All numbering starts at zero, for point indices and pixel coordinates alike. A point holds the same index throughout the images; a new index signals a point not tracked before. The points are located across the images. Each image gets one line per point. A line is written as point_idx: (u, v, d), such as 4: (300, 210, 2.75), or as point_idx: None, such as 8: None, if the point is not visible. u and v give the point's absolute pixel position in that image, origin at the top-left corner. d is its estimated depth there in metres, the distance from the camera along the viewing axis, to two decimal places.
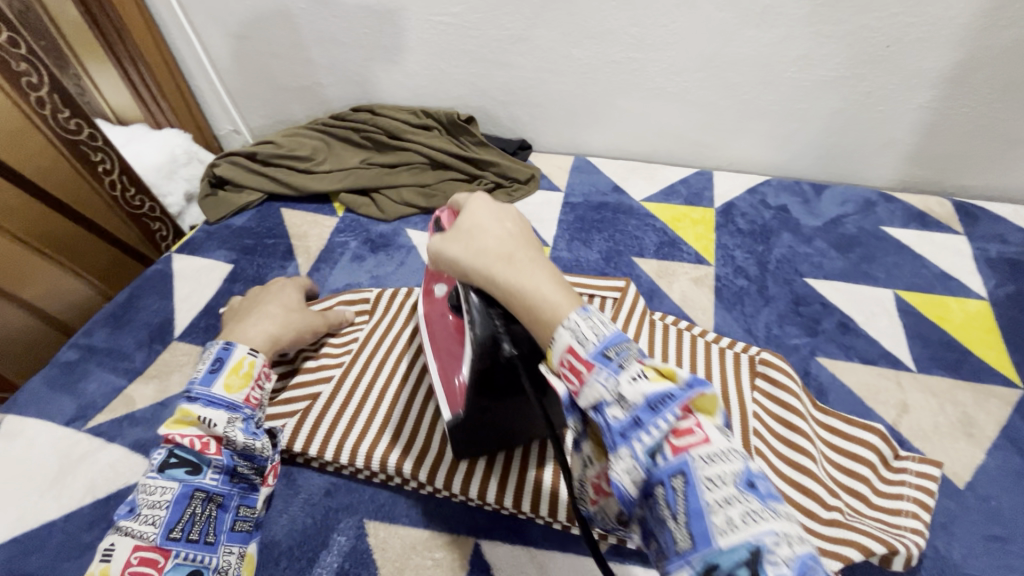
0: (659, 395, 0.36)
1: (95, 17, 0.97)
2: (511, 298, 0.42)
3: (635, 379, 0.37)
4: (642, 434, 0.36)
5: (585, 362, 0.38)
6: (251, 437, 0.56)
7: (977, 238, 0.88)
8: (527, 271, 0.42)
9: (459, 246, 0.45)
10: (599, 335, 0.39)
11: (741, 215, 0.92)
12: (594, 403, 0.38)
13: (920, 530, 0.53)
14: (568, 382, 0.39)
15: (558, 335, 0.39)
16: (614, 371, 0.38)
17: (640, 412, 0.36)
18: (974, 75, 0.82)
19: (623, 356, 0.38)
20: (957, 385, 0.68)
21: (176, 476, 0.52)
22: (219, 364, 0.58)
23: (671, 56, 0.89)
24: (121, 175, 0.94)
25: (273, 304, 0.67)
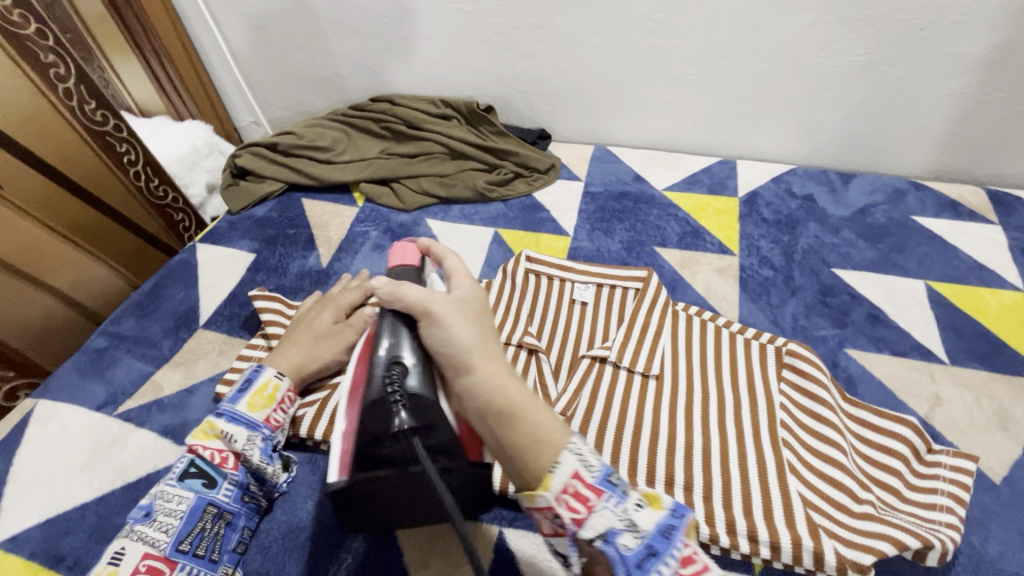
0: (662, 522, 0.42)
1: (121, 11, 0.98)
2: (510, 412, 0.44)
3: (640, 507, 0.42)
4: (658, 563, 0.40)
5: (593, 489, 0.42)
6: (266, 459, 0.56)
7: (1012, 228, 0.85)
8: (530, 395, 0.46)
9: (471, 334, 0.47)
10: (598, 463, 0.43)
11: (766, 205, 0.90)
12: (602, 533, 0.41)
13: (955, 525, 0.52)
14: (568, 512, 0.41)
15: (564, 459, 0.42)
16: (620, 498, 0.42)
17: (652, 539, 0.41)
18: (1013, 59, 0.79)
19: (623, 483, 0.43)
20: (992, 378, 0.66)
21: (193, 487, 0.53)
22: (247, 384, 0.58)
23: (695, 43, 0.87)
24: (145, 166, 0.96)
25: (301, 332, 0.66)
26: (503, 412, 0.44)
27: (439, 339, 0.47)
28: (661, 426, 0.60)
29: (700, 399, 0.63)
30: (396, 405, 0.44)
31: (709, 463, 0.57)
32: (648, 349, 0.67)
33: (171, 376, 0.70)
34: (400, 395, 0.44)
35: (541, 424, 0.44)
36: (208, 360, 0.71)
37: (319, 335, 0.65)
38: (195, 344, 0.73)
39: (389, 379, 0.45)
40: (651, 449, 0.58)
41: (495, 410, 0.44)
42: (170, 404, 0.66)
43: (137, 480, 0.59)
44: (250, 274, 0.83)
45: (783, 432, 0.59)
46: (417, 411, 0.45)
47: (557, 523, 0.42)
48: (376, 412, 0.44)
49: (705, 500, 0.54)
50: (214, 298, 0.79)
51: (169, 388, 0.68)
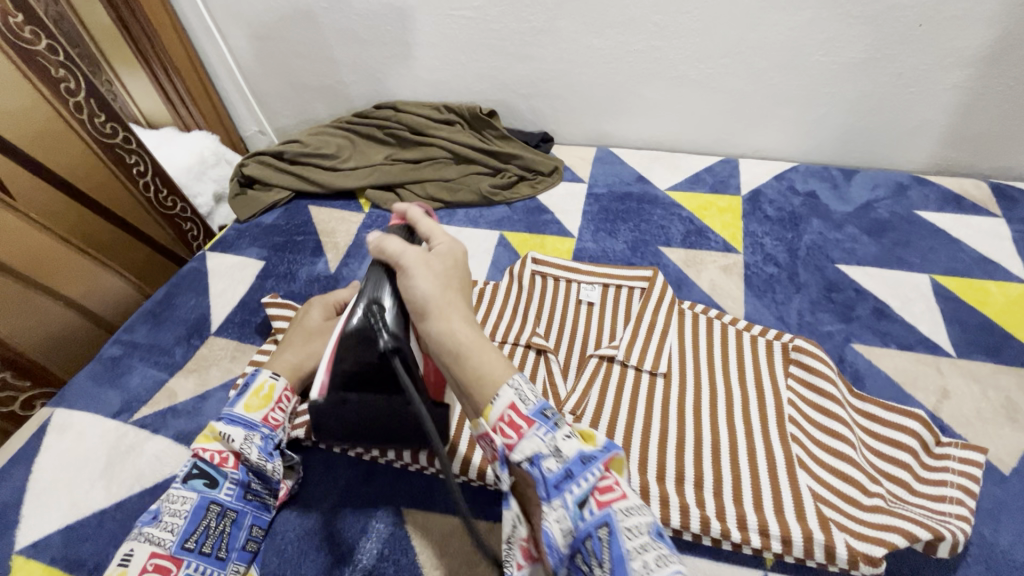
0: (587, 452, 0.43)
1: (128, 27, 1.00)
2: (459, 357, 0.45)
3: (568, 437, 0.43)
4: (573, 486, 0.42)
5: (525, 419, 0.43)
6: (265, 456, 0.56)
7: (1016, 220, 0.86)
8: (482, 340, 0.46)
9: (434, 285, 0.47)
10: (537, 397, 0.44)
11: (768, 202, 0.91)
12: (530, 457, 0.43)
13: (966, 516, 0.52)
14: (503, 437, 0.43)
15: (502, 393, 0.43)
16: (551, 429, 0.44)
17: (572, 465, 0.42)
18: (1012, 52, 0.80)
19: (557, 417, 0.44)
20: (999, 369, 0.67)
21: (195, 488, 0.53)
22: (244, 387, 0.59)
23: (695, 43, 0.88)
24: (154, 177, 0.97)
25: (296, 332, 0.66)
26: (453, 356, 0.45)
27: (407, 287, 0.46)
28: (671, 423, 0.61)
29: (708, 396, 0.64)
30: (380, 334, 0.44)
31: (719, 459, 0.57)
32: (655, 347, 0.68)
33: (185, 383, 0.71)
34: (382, 327, 0.44)
35: (486, 363, 0.45)
36: (221, 366, 0.72)
37: (311, 333, 0.65)
38: (207, 350, 0.74)
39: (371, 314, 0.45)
40: (661, 446, 0.59)
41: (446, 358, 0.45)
42: (184, 410, 0.67)
43: (154, 485, 0.60)
44: (259, 281, 0.84)
45: (790, 428, 0.60)
46: (397, 338, 0.45)
47: (492, 448, 0.45)
48: (358, 341, 0.45)
49: (716, 495, 0.55)
50: (224, 305, 0.81)
51: (183, 394, 0.69)
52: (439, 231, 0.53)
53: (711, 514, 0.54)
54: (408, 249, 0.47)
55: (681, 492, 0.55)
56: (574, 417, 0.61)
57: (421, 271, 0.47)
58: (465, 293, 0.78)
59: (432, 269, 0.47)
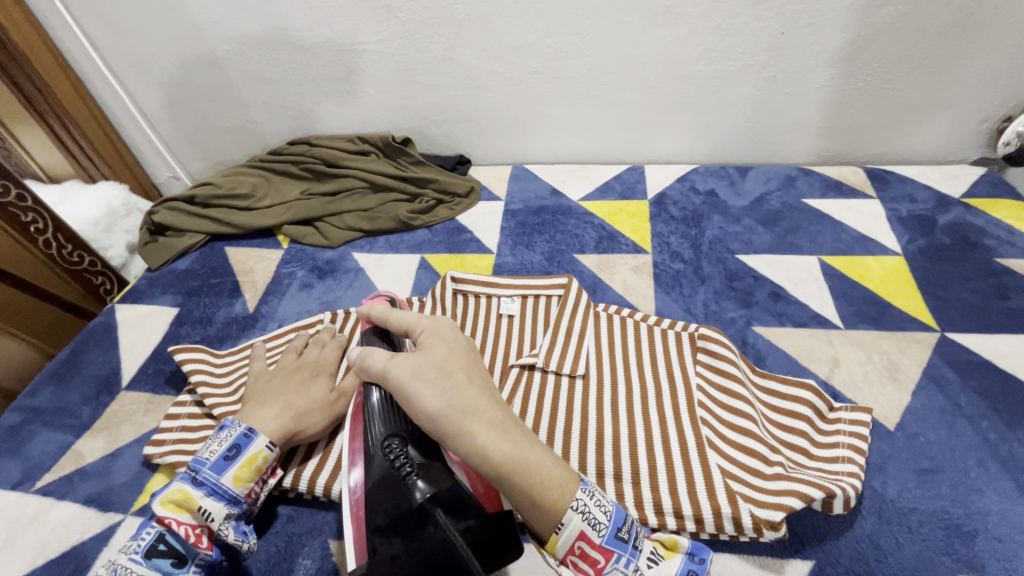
0: (681, 572, 0.46)
1: (17, 81, 0.95)
2: (502, 474, 0.43)
3: (653, 562, 0.45)
4: None
5: (600, 549, 0.44)
6: (241, 536, 0.54)
7: (889, 199, 0.95)
8: (523, 450, 0.44)
9: (439, 398, 0.45)
10: (607, 515, 0.45)
11: (673, 204, 0.97)
12: None
13: (855, 473, 0.57)
14: (577, 568, 0.45)
15: (570, 521, 0.43)
16: (631, 555, 0.45)
17: None
18: (864, 52, 0.89)
19: (631, 537, 0.45)
20: (881, 335, 0.73)
21: (160, 567, 0.49)
22: (235, 452, 0.54)
23: (588, 62, 0.94)
24: (56, 233, 0.93)
25: (295, 396, 0.61)
26: (496, 475, 0.43)
27: (415, 403, 0.45)
28: (590, 422, 0.63)
29: (624, 391, 0.67)
30: (411, 480, 0.45)
31: (636, 450, 0.60)
32: (573, 350, 0.70)
33: (94, 443, 0.67)
34: (410, 469, 0.46)
35: (542, 475, 0.44)
36: (133, 422, 0.69)
37: (317, 404, 0.61)
38: (118, 407, 0.71)
39: (391, 454, 0.47)
40: (582, 445, 0.61)
41: (488, 477, 0.43)
42: (93, 471, 0.64)
43: (59, 555, 0.56)
44: (174, 328, 0.82)
45: (701, 412, 0.63)
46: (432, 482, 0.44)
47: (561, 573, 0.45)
48: (390, 494, 0.45)
49: (634, 485, 0.57)
50: (136, 357, 0.78)
51: (92, 455, 0.66)
52: (433, 334, 0.51)
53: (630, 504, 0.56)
54: (403, 369, 0.47)
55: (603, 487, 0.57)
56: None
57: (420, 383, 0.46)
58: None
59: (427, 374, 0.46)
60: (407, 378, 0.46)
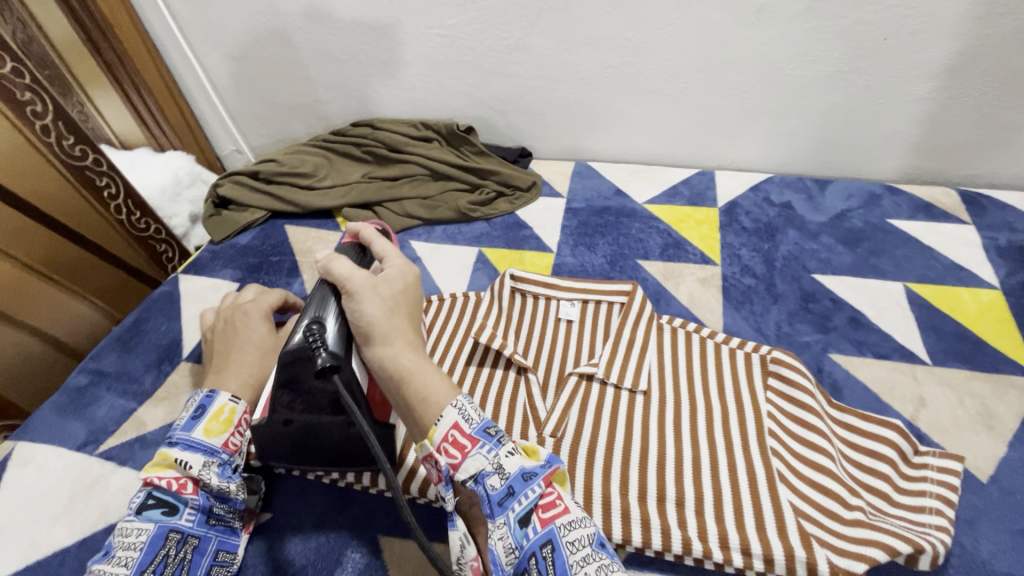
0: (529, 469, 0.45)
1: (99, 47, 0.99)
2: (403, 378, 0.50)
3: (510, 455, 0.46)
4: (515, 503, 0.44)
5: (468, 438, 0.46)
6: (225, 480, 0.53)
7: (985, 226, 0.87)
8: (424, 364, 0.51)
9: (379, 311, 0.52)
10: (479, 417, 0.48)
11: (744, 214, 0.92)
12: (473, 474, 0.46)
13: (945, 527, 0.52)
14: (448, 457, 0.47)
15: (446, 413, 0.47)
16: (493, 446, 0.47)
17: (513, 482, 0.45)
18: (975, 64, 0.82)
19: (500, 435, 0.47)
20: (973, 376, 0.67)
21: (152, 518, 0.50)
22: (201, 410, 0.55)
23: (668, 59, 0.89)
24: (126, 200, 0.95)
25: (243, 351, 0.62)
26: (397, 378, 0.50)
27: (352, 312, 0.52)
28: (650, 444, 0.60)
29: (688, 412, 0.63)
30: (318, 352, 0.48)
31: (700, 476, 0.57)
32: (635, 363, 0.67)
33: (154, 412, 0.68)
34: (321, 347, 0.48)
35: (429, 385, 0.50)
36: (192, 394, 0.70)
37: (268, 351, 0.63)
38: (178, 377, 0.73)
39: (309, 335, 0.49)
40: (642, 468, 0.58)
41: (389, 380, 0.50)
42: (153, 440, 0.65)
43: (119, 521, 0.58)
44: None
45: (771, 442, 0.59)
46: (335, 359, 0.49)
47: (437, 468, 0.48)
48: (301, 361, 0.49)
49: (697, 514, 0.54)
50: (197, 329, 0.79)
51: (152, 424, 0.67)
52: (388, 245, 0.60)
53: (693, 534, 0.53)
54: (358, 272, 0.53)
55: (664, 513, 0.54)
56: (554, 441, 0.60)
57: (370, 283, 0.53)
58: (442, 308, 0.77)
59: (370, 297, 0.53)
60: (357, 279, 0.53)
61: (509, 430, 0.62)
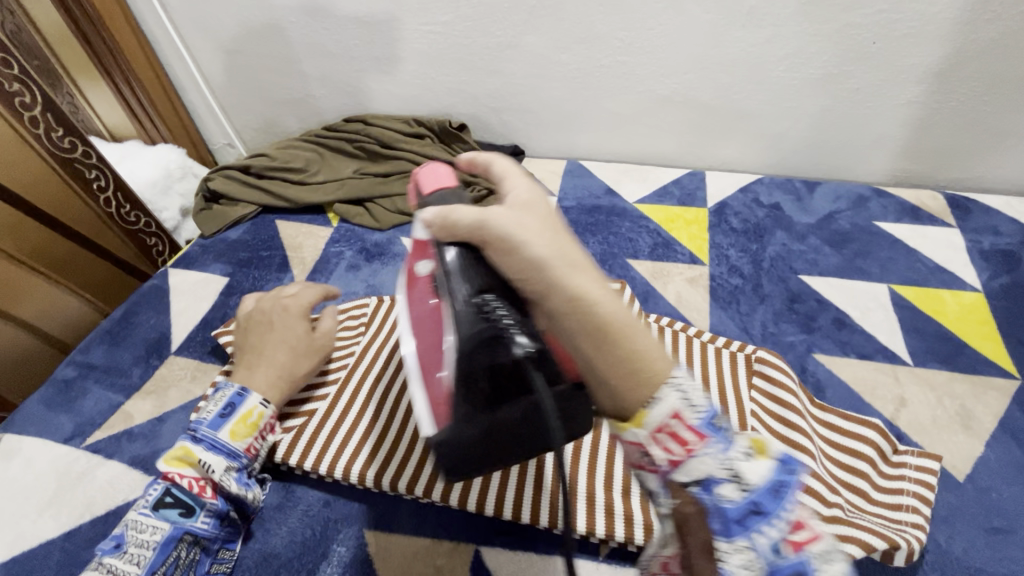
0: (772, 478, 0.34)
1: (88, 36, 0.98)
2: (606, 333, 0.36)
3: (747, 457, 0.34)
4: (763, 521, 0.33)
5: (695, 432, 0.34)
6: (244, 487, 0.56)
7: (970, 230, 0.88)
8: (630, 316, 0.38)
9: (546, 245, 0.39)
10: (704, 403, 0.35)
11: (734, 214, 0.93)
12: (700, 480, 0.34)
13: (921, 524, 0.53)
14: (660, 452, 0.35)
15: (662, 395, 0.35)
16: (726, 444, 0.34)
17: (758, 494, 0.33)
18: (962, 69, 0.83)
19: (728, 428, 0.36)
20: (954, 377, 0.68)
21: (168, 517, 0.51)
22: (229, 409, 0.57)
23: (660, 59, 0.90)
24: (116, 192, 0.94)
25: (276, 347, 0.62)
26: (587, 330, 0.36)
27: (504, 256, 0.40)
28: None
29: None
30: (510, 335, 0.38)
31: None
32: None
33: (142, 405, 0.68)
34: (513, 327, 0.39)
35: (640, 349, 0.36)
36: (180, 388, 0.70)
37: (298, 353, 0.63)
38: (167, 371, 0.73)
39: (483, 310, 0.40)
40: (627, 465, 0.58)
41: (580, 338, 0.37)
42: (140, 433, 0.65)
43: (105, 514, 0.58)
44: (223, 297, 0.83)
45: None
46: (535, 338, 0.39)
47: (644, 458, 0.36)
48: (478, 343, 0.39)
49: None
50: (186, 323, 0.79)
51: (140, 417, 0.67)
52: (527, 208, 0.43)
53: None
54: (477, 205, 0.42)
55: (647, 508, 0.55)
56: None
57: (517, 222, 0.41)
58: None
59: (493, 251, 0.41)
60: (494, 213, 0.41)
61: None
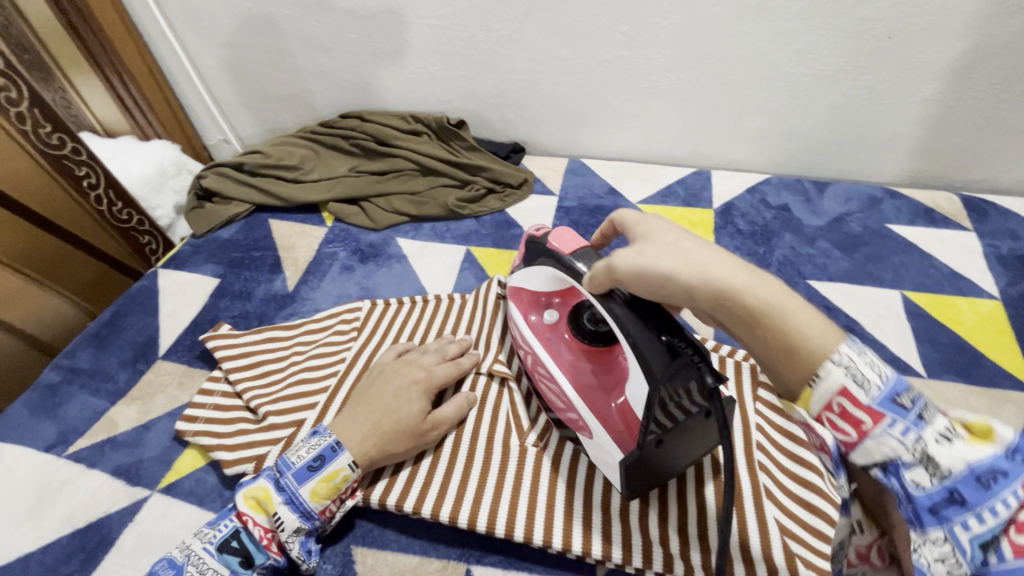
0: (983, 462, 0.31)
1: (80, 32, 0.96)
2: (759, 321, 0.37)
3: (944, 438, 0.32)
4: (965, 514, 0.31)
5: (867, 410, 0.34)
6: (304, 554, 0.52)
7: (987, 234, 0.85)
8: (780, 291, 0.38)
9: (673, 260, 0.41)
10: (881, 377, 0.34)
11: (741, 216, 0.90)
12: (882, 462, 0.34)
13: None
14: (837, 432, 0.35)
15: (828, 372, 0.35)
16: (913, 425, 0.33)
17: (959, 482, 0.31)
18: (981, 66, 0.79)
19: (918, 405, 0.34)
20: (969, 390, 0.66)
21: (229, 563, 0.49)
22: (318, 463, 0.52)
23: (665, 54, 0.86)
24: (107, 190, 0.92)
25: (381, 399, 0.57)
26: (751, 320, 0.38)
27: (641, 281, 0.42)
28: None
29: None
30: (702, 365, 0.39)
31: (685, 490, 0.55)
32: None
33: (127, 412, 0.67)
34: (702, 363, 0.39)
35: (800, 327, 0.36)
36: (167, 394, 0.69)
37: (403, 424, 0.55)
38: (153, 376, 0.71)
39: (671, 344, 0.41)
40: None
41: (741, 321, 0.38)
42: (124, 441, 0.63)
43: (86, 526, 0.56)
44: (214, 300, 0.81)
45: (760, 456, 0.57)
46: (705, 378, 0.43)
47: (824, 440, 0.37)
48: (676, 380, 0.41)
49: (680, 531, 0.52)
50: (176, 326, 0.77)
51: (124, 425, 0.65)
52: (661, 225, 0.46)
53: (675, 552, 0.51)
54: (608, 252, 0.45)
55: (645, 527, 0.52)
56: (537, 450, 0.59)
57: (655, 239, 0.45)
58: (425, 309, 0.75)
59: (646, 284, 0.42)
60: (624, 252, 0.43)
61: (492, 438, 0.60)
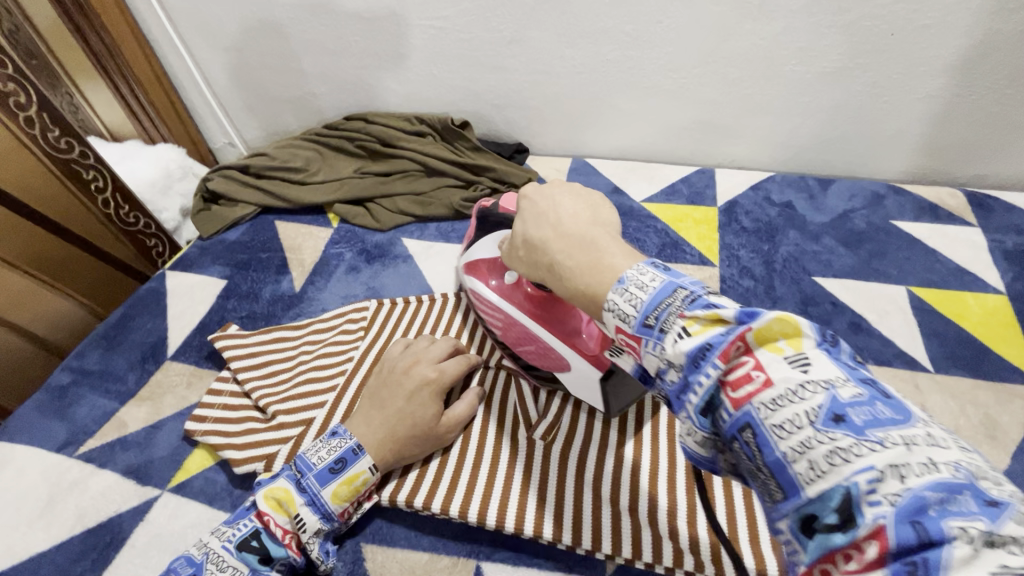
0: (698, 347, 0.31)
1: (84, 34, 0.97)
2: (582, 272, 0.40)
3: (678, 338, 0.32)
4: (691, 395, 0.31)
5: (632, 336, 0.35)
6: (322, 555, 0.52)
7: (992, 229, 0.85)
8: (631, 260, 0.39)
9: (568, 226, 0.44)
10: (637, 304, 0.35)
11: (745, 213, 0.90)
12: (655, 372, 0.35)
13: None
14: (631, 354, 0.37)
15: (606, 319, 0.37)
16: (659, 339, 0.33)
17: (686, 372, 0.32)
18: (986, 62, 0.79)
19: (665, 321, 0.33)
20: (977, 384, 0.66)
21: (249, 562, 0.48)
22: (340, 465, 0.53)
23: (668, 53, 0.87)
24: (114, 193, 0.93)
25: (390, 403, 0.56)
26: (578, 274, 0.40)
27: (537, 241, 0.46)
28: (644, 455, 0.58)
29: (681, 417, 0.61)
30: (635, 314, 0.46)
31: (692, 484, 0.55)
32: None
33: (136, 412, 0.67)
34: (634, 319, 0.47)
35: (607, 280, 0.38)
36: (175, 394, 0.69)
37: (417, 428, 0.55)
38: (162, 376, 0.71)
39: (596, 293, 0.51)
40: (634, 483, 0.55)
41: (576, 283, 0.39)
42: (134, 441, 0.64)
43: (97, 525, 0.57)
44: (221, 301, 0.81)
45: None
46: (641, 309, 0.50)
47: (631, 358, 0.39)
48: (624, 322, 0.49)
49: (689, 525, 0.52)
50: (184, 327, 0.77)
51: (134, 424, 0.66)
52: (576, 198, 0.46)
53: (684, 546, 0.51)
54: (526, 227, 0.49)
55: (655, 521, 0.53)
56: (545, 442, 0.59)
57: (555, 201, 0.47)
58: (432, 310, 0.74)
59: (520, 258, 0.49)
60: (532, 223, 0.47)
61: (499, 434, 0.60)
